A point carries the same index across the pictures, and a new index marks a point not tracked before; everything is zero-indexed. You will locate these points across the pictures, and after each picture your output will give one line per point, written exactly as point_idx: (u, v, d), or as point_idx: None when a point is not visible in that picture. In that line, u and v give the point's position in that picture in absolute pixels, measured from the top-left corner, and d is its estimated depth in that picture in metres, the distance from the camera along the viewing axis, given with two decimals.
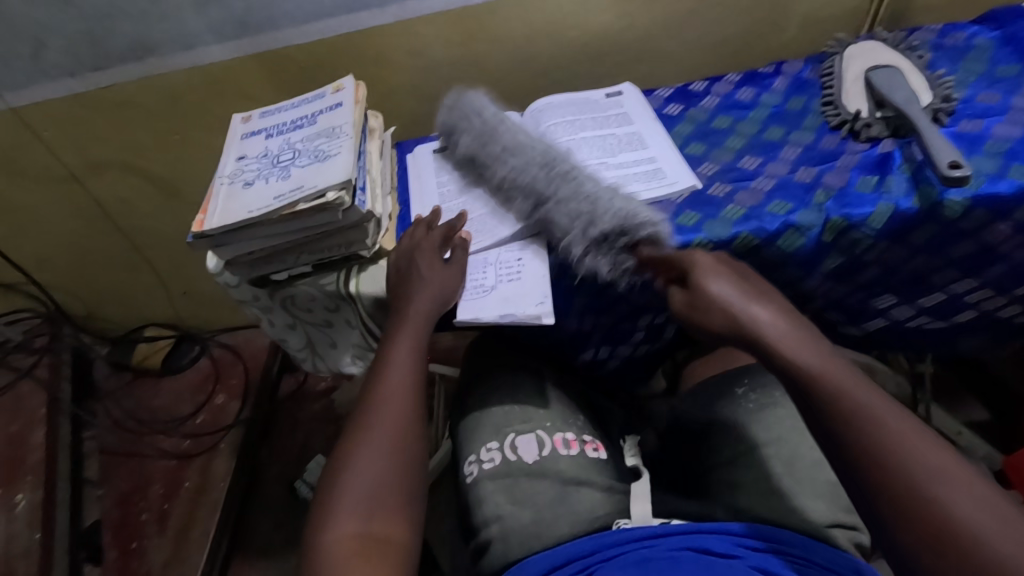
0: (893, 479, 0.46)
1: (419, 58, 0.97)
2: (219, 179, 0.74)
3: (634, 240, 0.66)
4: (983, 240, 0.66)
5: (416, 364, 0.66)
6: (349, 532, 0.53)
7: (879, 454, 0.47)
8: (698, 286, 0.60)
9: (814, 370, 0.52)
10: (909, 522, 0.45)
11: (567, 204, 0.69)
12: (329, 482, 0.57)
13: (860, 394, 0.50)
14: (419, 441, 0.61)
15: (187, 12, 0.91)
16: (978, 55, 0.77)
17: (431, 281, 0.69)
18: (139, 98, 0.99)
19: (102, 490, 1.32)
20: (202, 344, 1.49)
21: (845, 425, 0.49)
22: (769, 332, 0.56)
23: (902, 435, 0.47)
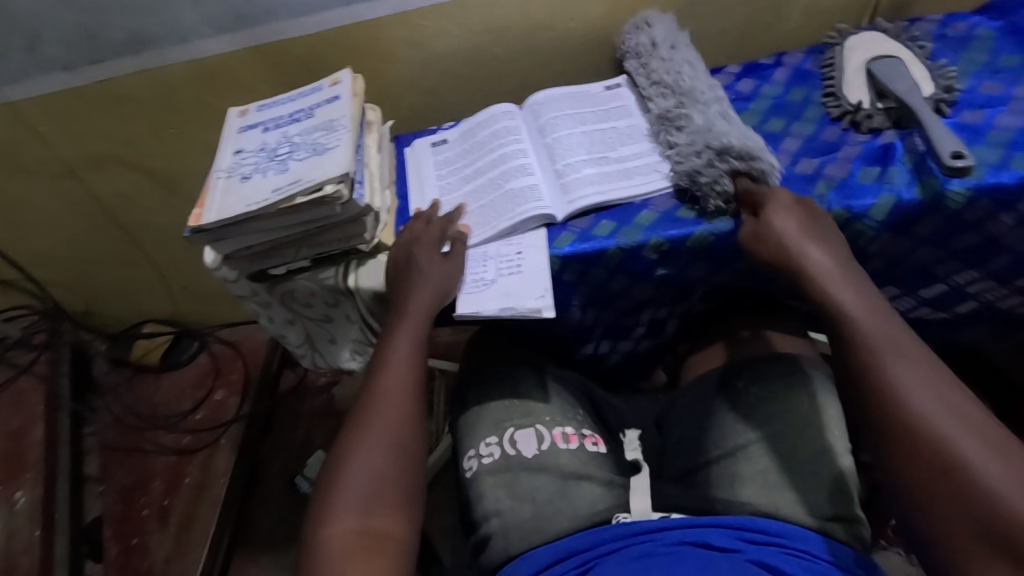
0: (901, 410, 0.49)
1: (417, 51, 0.96)
2: (216, 173, 0.74)
3: (747, 170, 0.68)
4: (986, 232, 0.65)
5: (416, 360, 0.65)
6: (348, 529, 0.53)
7: (886, 386, 0.51)
8: (761, 219, 0.64)
9: (851, 308, 0.57)
10: (915, 459, 0.47)
11: (701, 126, 0.73)
12: (329, 478, 0.57)
13: (887, 333, 0.54)
14: (419, 437, 0.61)
15: (183, 5, 0.90)
16: (980, 45, 0.77)
17: (428, 277, 0.68)
18: (136, 92, 0.99)
19: (103, 485, 1.32)
20: (202, 339, 1.49)
21: (863, 359, 0.53)
22: (815, 269, 0.60)
23: (915, 372, 0.51)
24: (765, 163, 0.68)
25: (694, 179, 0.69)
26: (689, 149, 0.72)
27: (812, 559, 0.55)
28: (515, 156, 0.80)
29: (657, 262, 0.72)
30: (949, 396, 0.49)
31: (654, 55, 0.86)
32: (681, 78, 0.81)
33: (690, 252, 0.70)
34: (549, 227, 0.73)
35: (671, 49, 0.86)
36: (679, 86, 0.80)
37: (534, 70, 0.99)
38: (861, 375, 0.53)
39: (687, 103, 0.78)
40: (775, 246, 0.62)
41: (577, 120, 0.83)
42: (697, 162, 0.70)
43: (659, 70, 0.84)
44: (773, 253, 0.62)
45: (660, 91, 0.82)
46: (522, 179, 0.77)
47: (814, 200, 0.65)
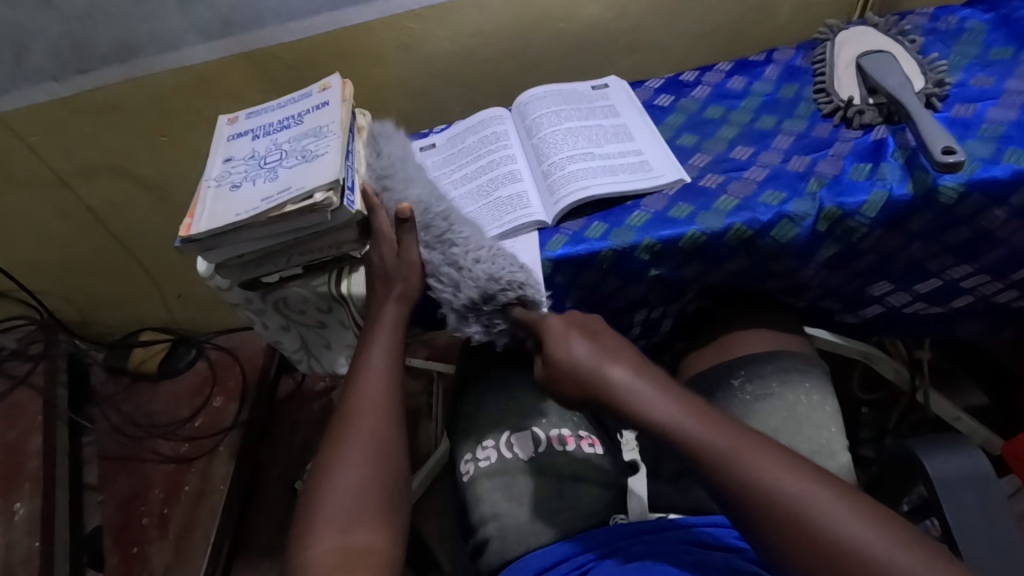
0: (792, 521, 0.45)
1: (407, 54, 0.96)
2: (205, 182, 0.74)
3: (503, 304, 0.67)
4: (978, 226, 0.65)
5: (391, 372, 0.66)
6: (330, 547, 0.53)
7: (760, 504, 0.46)
8: (562, 348, 0.61)
9: (671, 417, 0.53)
10: (799, 553, 0.44)
11: (443, 274, 0.70)
12: (309, 498, 0.57)
13: (710, 435, 0.51)
14: (398, 449, 0.61)
15: (171, 12, 0.89)
16: (971, 38, 0.76)
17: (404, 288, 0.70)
18: (125, 101, 0.98)
19: (103, 495, 1.31)
20: (198, 346, 1.49)
21: (722, 488, 0.48)
22: (632, 377, 0.57)
23: (768, 474, 0.47)
24: (513, 289, 0.67)
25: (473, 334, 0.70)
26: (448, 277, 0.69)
27: None
28: (505, 161, 0.80)
29: (649, 262, 0.71)
30: (808, 482, 0.46)
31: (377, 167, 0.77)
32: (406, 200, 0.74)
33: (683, 252, 0.69)
34: (541, 231, 0.73)
35: (388, 164, 0.77)
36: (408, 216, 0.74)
37: (525, 71, 0.99)
38: (727, 502, 0.48)
39: (428, 220, 0.72)
40: (600, 359, 0.59)
41: (565, 118, 0.83)
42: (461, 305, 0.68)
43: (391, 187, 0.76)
44: (576, 381, 0.59)
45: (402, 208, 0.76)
46: (511, 184, 0.77)
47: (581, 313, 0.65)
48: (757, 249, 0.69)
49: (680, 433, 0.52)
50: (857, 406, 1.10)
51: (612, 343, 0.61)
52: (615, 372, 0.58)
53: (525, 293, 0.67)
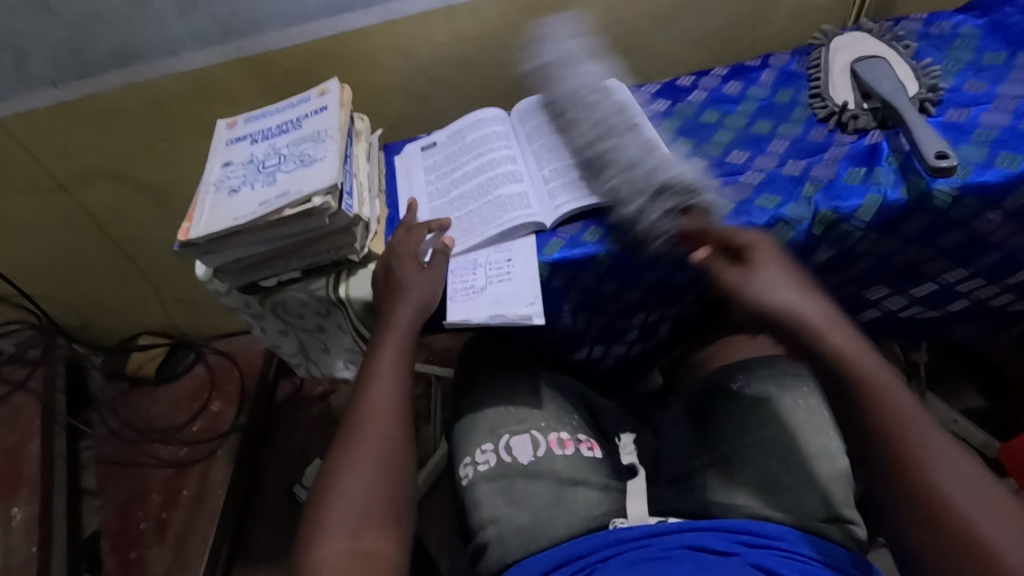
0: (924, 502, 0.46)
1: (405, 59, 0.96)
2: (204, 187, 0.74)
3: (689, 205, 0.65)
4: (973, 229, 0.65)
5: (402, 376, 0.66)
6: (337, 552, 0.53)
7: (907, 473, 0.48)
8: (749, 272, 0.60)
9: (859, 363, 0.52)
10: (918, 517, 0.46)
11: (632, 165, 0.70)
12: (316, 501, 0.57)
13: (901, 400, 0.50)
14: (406, 455, 0.61)
15: (170, 18, 0.89)
16: (965, 43, 0.77)
17: (414, 287, 0.69)
18: (125, 106, 0.99)
19: (102, 500, 1.31)
20: (197, 350, 1.49)
21: (877, 439, 0.49)
22: (820, 323, 0.56)
23: (934, 458, 0.47)
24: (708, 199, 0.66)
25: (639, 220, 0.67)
26: (626, 184, 0.69)
27: (808, 562, 0.55)
28: (503, 162, 0.80)
29: (647, 266, 0.72)
30: (972, 477, 0.46)
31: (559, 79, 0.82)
32: (604, 116, 0.77)
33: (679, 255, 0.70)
34: (538, 234, 0.74)
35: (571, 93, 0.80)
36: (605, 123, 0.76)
37: (522, 75, 1.00)
38: (873, 456, 0.50)
39: (609, 141, 0.74)
40: (786, 297, 0.58)
41: None
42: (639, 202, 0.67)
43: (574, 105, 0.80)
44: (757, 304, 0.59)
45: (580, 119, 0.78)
46: (510, 186, 0.77)
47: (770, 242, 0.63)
48: None
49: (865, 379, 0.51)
50: None
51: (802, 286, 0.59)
52: (795, 312, 0.57)
53: (712, 207, 0.65)
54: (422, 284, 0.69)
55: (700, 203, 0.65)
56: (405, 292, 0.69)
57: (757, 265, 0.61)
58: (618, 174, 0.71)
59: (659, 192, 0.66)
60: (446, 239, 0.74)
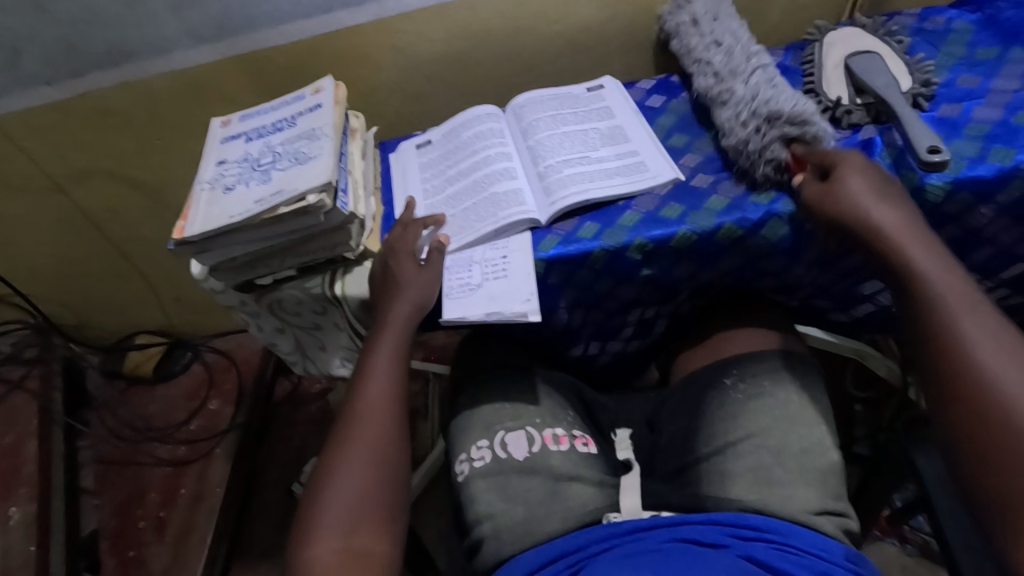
0: (982, 392, 0.50)
1: (400, 56, 0.96)
2: (199, 185, 0.74)
3: (800, 136, 0.69)
4: (967, 224, 0.66)
5: (399, 373, 0.66)
6: (332, 548, 0.53)
7: (967, 384, 0.51)
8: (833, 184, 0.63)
9: (937, 280, 0.56)
10: (973, 403, 0.50)
11: (746, 97, 0.74)
12: (311, 497, 0.57)
13: (976, 317, 0.53)
14: (400, 452, 0.61)
15: (164, 16, 0.89)
16: (958, 38, 0.77)
17: (409, 286, 0.69)
18: (119, 105, 0.98)
19: (100, 499, 1.31)
20: (194, 349, 1.49)
21: (945, 333, 0.54)
22: (896, 235, 0.59)
23: (1001, 366, 0.50)
24: (818, 127, 0.68)
25: (744, 147, 0.71)
26: (734, 122, 0.73)
27: (798, 554, 0.56)
28: (499, 159, 0.80)
29: (642, 263, 0.72)
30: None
31: (698, 30, 0.87)
32: (724, 57, 0.81)
33: (674, 251, 0.70)
34: (533, 231, 0.73)
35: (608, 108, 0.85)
36: (724, 65, 0.80)
37: (517, 71, 1.00)
38: (939, 370, 0.53)
39: (718, 82, 0.79)
40: (866, 207, 0.61)
41: (560, 121, 0.84)
42: (744, 133, 0.71)
43: (700, 46, 0.85)
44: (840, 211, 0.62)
45: (699, 65, 0.83)
46: (505, 183, 0.77)
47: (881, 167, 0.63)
48: (747, 248, 0.70)
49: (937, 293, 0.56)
50: (851, 404, 1.11)
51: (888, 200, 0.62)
52: (876, 221, 0.60)
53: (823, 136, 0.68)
54: (417, 282, 0.69)
55: (808, 134, 0.68)
56: (402, 288, 0.69)
57: (844, 181, 0.63)
58: (722, 117, 0.75)
59: (764, 124, 0.70)
60: (440, 237, 0.73)
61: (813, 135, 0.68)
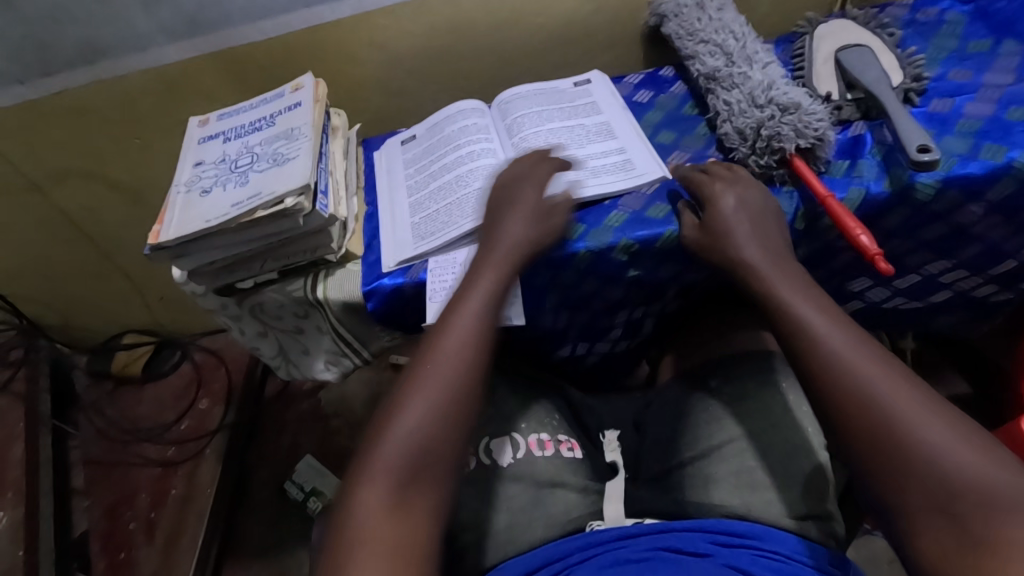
0: (868, 411, 0.46)
1: (382, 52, 0.94)
2: (175, 188, 0.72)
3: (822, 134, 0.65)
4: (955, 222, 0.65)
5: (488, 321, 0.59)
6: (378, 493, 0.48)
7: (857, 408, 0.47)
8: (710, 218, 0.63)
9: (802, 311, 0.54)
10: (857, 430, 0.47)
11: (760, 84, 0.71)
12: (369, 434, 0.53)
13: (847, 337, 0.51)
14: (472, 406, 0.55)
15: (137, 12, 0.87)
16: (950, 30, 0.75)
17: (519, 228, 0.64)
18: (96, 103, 0.96)
19: (90, 500, 1.30)
20: (183, 349, 1.48)
21: (814, 360, 0.51)
22: (765, 271, 0.58)
23: (881, 380, 0.47)
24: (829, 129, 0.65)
25: (756, 131, 0.67)
26: (745, 107, 0.69)
27: (784, 561, 0.56)
28: (484, 155, 0.79)
29: (627, 263, 0.70)
30: (904, 385, 0.47)
31: (701, 13, 0.82)
32: (732, 41, 0.77)
33: (660, 252, 0.69)
34: None
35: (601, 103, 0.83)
36: (731, 48, 0.76)
37: (503, 66, 0.98)
38: (824, 400, 0.49)
39: (725, 68, 0.75)
40: (735, 249, 0.61)
41: (546, 117, 0.82)
42: (758, 117, 0.67)
43: (704, 28, 0.80)
44: (720, 260, 0.62)
45: (703, 45, 0.78)
46: (490, 180, 0.75)
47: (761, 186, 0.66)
48: None
49: (805, 322, 0.53)
50: None
51: (761, 230, 0.61)
52: (747, 260, 0.60)
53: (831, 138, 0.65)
54: (519, 229, 0.65)
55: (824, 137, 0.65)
56: (504, 234, 0.65)
57: (722, 215, 0.63)
58: (731, 99, 0.71)
59: (777, 113, 0.67)
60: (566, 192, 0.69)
61: (824, 134, 0.65)
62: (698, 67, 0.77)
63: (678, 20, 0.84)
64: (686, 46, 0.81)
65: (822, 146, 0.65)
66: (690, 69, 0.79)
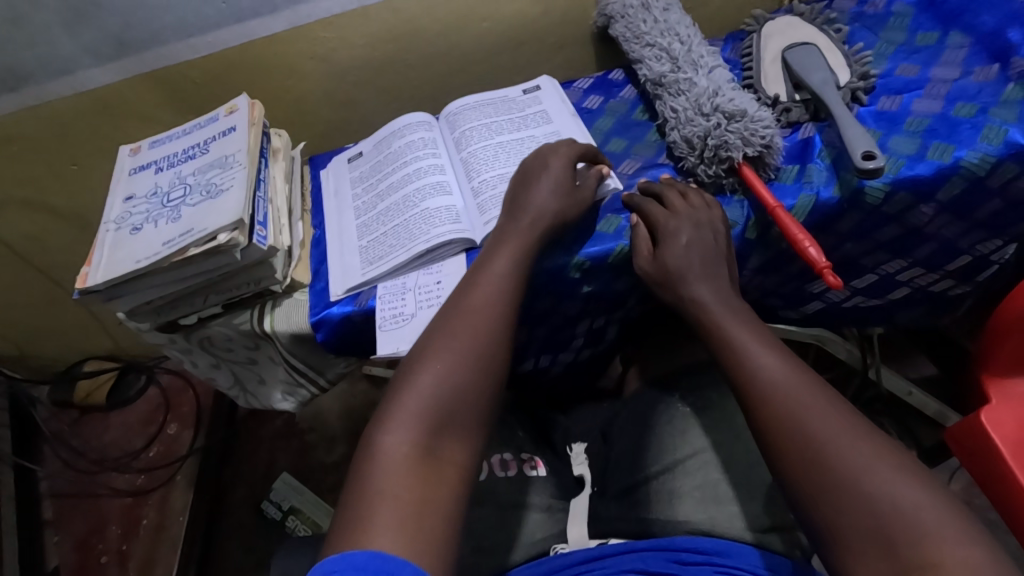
0: (820, 454, 0.45)
1: (323, 64, 0.90)
2: (104, 226, 0.68)
3: (768, 141, 0.64)
4: (908, 223, 0.64)
5: (509, 290, 0.58)
6: (401, 442, 0.48)
7: (794, 441, 0.47)
8: (659, 251, 0.61)
9: (751, 348, 0.53)
10: (810, 474, 0.45)
11: (705, 89, 0.69)
12: (391, 390, 0.53)
13: (782, 368, 0.51)
14: (496, 374, 0.54)
15: (58, 35, 0.82)
16: (898, 23, 0.74)
17: (546, 191, 0.64)
18: (24, 131, 0.91)
19: (59, 535, 1.27)
20: (148, 373, 1.44)
21: (766, 400, 0.49)
22: (714, 307, 0.56)
23: (814, 414, 0.47)
24: (775, 136, 0.64)
25: (704, 140, 0.66)
26: (691, 115, 0.68)
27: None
28: (431, 172, 0.76)
29: (581, 280, 0.69)
30: (854, 428, 0.46)
31: (647, 15, 0.80)
32: (677, 44, 0.75)
33: (614, 267, 0.68)
34: (469, 252, 0.70)
35: (550, 112, 0.81)
36: (677, 52, 0.75)
37: (451, 73, 0.95)
38: (763, 434, 0.49)
39: (671, 73, 0.73)
40: (687, 282, 0.58)
41: (493, 129, 0.80)
42: (704, 126, 0.66)
43: (650, 31, 0.78)
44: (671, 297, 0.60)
45: (649, 49, 0.77)
46: (437, 198, 0.73)
47: (718, 212, 0.63)
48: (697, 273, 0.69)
49: (744, 354, 0.52)
50: None
51: (712, 261, 0.59)
52: (695, 297, 0.58)
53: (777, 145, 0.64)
54: (548, 198, 0.64)
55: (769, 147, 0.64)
56: (531, 202, 0.64)
57: (670, 245, 0.60)
58: (677, 107, 0.70)
59: (723, 121, 0.65)
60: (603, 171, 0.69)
61: (771, 140, 0.64)
62: (644, 73, 0.75)
63: (624, 22, 0.82)
64: (633, 50, 0.79)
65: (770, 152, 0.64)
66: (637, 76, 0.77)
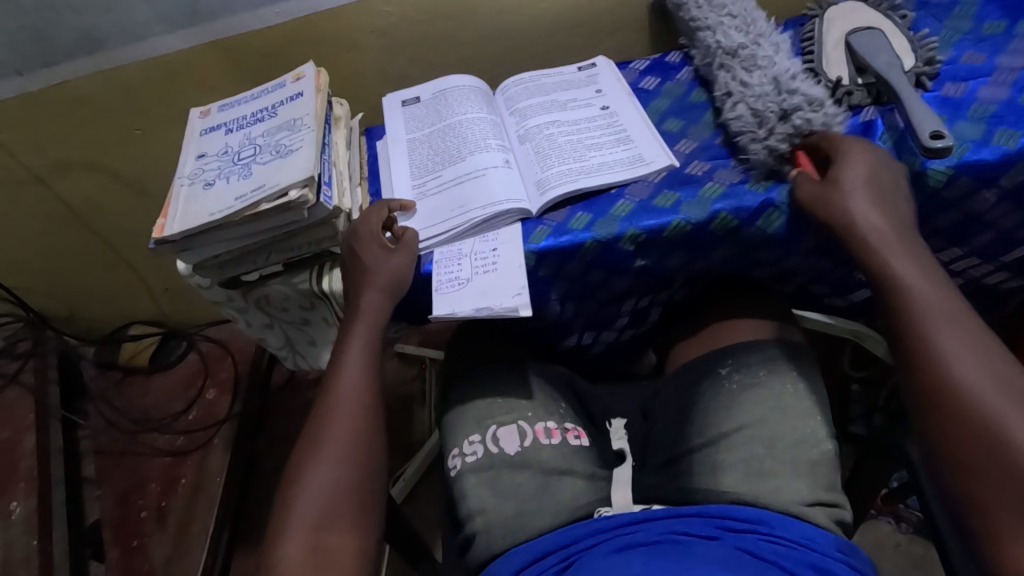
0: (961, 400, 0.48)
1: (382, 38, 0.93)
2: (178, 181, 0.72)
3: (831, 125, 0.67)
4: (968, 210, 0.64)
5: (369, 379, 0.63)
6: (298, 545, 0.52)
7: (940, 385, 0.50)
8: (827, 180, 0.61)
9: (911, 285, 0.55)
10: (951, 420, 0.48)
11: (783, 68, 0.72)
12: (283, 493, 0.57)
13: (953, 325, 0.52)
14: (376, 456, 0.60)
15: (136, 2, 0.87)
16: (964, 11, 0.74)
17: (380, 271, 0.67)
18: (94, 95, 0.95)
19: (101, 489, 1.31)
20: (189, 339, 1.49)
21: (915, 343, 0.52)
22: (883, 240, 0.57)
23: (962, 364, 0.50)
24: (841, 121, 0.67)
25: (781, 112, 0.68)
26: (769, 89, 0.70)
27: (791, 545, 0.56)
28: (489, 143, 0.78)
29: (633, 254, 0.70)
30: (1002, 386, 0.48)
31: None
32: (756, 24, 0.78)
33: (667, 242, 0.68)
34: (524, 222, 0.71)
35: (605, 90, 0.83)
36: (755, 32, 0.77)
37: (505, 52, 0.96)
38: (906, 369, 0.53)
39: (748, 50, 0.75)
40: (859, 207, 0.59)
41: (550, 105, 0.82)
42: (782, 101, 0.68)
43: (730, 8, 0.80)
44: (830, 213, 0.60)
45: (729, 23, 0.79)
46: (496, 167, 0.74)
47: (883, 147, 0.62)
48: (742, 239, 0.69)
49: (907, 288, 0.55)
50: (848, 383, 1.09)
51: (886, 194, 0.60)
52: (867, 226, 0.58)
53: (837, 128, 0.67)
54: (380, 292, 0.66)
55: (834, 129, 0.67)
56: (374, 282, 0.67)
57: (845, 170, 0.61)
58: (752, 80, 0.72)
59: (803, 100, 0.68)
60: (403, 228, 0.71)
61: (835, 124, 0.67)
62: (720, 44, 0.77)
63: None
64: (707, 21, 0.80)
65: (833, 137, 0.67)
66: (710, 45, 0.78)
